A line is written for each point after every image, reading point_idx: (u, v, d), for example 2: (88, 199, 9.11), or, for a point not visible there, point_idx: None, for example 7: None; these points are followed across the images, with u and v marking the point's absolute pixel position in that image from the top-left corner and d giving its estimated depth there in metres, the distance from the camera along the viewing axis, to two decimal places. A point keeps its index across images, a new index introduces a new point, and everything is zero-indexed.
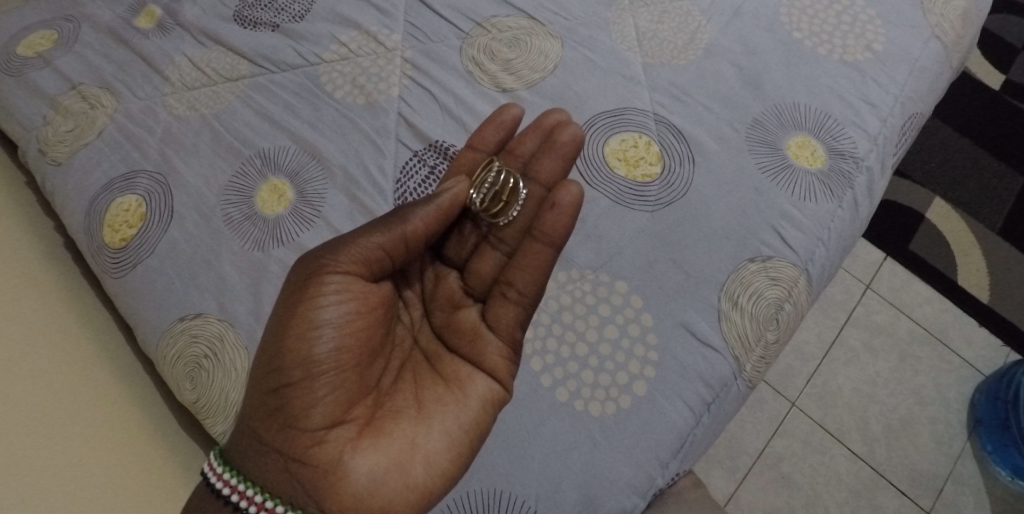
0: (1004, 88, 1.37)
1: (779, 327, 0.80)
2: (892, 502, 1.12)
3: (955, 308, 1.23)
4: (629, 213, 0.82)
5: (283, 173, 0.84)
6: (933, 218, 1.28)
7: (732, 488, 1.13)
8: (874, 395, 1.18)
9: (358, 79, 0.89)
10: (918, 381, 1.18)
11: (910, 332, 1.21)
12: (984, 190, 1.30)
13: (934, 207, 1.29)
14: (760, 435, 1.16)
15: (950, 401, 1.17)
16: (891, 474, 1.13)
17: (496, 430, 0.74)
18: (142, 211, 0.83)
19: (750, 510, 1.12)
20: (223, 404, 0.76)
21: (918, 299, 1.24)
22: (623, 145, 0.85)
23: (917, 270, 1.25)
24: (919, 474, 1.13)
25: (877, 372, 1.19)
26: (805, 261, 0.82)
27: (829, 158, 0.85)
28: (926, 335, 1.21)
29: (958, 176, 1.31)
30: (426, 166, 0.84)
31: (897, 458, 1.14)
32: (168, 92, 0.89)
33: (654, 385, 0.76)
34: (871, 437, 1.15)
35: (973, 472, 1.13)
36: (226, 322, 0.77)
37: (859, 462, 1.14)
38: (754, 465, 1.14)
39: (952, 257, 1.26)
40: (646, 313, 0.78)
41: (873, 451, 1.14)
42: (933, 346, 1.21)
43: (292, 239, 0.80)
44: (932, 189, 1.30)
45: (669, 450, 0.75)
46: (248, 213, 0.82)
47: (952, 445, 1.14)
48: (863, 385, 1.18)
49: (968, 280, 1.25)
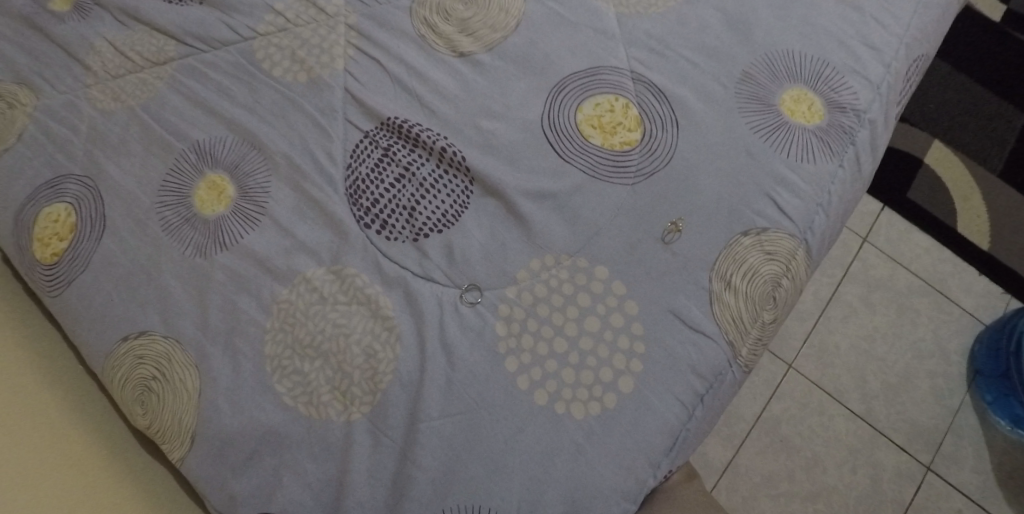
0: (1006, 19, 1.27)
1: (776, 306, 0.73)
2: (893, 459, 1.07)
3: (955, 257, 1.16)
4: (608, 187, 0.75)
5: (221, 166, 0.76)
6: (932, 163, 1.20)
7: (730, 455, 1.07)
8: (873, 352, 1.11)
9: (298, 52, 0.80)
10: (918, 334, 1.12)
11: (909, 284, 1.14)
12: (983, 131, 1.22)
13: (933, 150, 1.21)
14: (758, 400, 1.09)
15: (950, 352, 1.11)
16: (891, 431, 1.08)
17: (470, 441, 0.68)
18: (72, 221, 0.75)
19: (750, 477, 1.06)
20: (176, 428, 0.70)
21: (918, 249, 1.16)
22: (598, 109, 0.77)
23: (917, 218, 1.17)
24: (919, 430, 1.08)
25: (875, 327, 1.12)
26: (804, 230, 0.74)
27: (829, 112, 0.76)
28: (925, 287, 1.14)
29: (958, 116, 1.22)
30: (379, 148, 0.76)
31: (896, 415, 1.09)
32: (91, 83, 0.80)
33: (642, 380, 0.70)
34: (870, 395, 1.10)
35: (973, 424, 1.08)
36: (172, 339, 0.71)
37: (857, 421, 1.08)
38: (752, 430, 1.08)
39: (951, 203, 1.19)
40: (630, 300, 0.72)
41: (872, 409, 1.09)
42: (932, 297, 1.14)
43: (236, 241, 0.74)
44: (930, 130, 1.22)
45: (660, 450, 0.69)
46: (185, 214, 0.74)
47: (952, 398, 1.09)
48: (862, 341, 1.12)
49: (967, 228, 1.17)
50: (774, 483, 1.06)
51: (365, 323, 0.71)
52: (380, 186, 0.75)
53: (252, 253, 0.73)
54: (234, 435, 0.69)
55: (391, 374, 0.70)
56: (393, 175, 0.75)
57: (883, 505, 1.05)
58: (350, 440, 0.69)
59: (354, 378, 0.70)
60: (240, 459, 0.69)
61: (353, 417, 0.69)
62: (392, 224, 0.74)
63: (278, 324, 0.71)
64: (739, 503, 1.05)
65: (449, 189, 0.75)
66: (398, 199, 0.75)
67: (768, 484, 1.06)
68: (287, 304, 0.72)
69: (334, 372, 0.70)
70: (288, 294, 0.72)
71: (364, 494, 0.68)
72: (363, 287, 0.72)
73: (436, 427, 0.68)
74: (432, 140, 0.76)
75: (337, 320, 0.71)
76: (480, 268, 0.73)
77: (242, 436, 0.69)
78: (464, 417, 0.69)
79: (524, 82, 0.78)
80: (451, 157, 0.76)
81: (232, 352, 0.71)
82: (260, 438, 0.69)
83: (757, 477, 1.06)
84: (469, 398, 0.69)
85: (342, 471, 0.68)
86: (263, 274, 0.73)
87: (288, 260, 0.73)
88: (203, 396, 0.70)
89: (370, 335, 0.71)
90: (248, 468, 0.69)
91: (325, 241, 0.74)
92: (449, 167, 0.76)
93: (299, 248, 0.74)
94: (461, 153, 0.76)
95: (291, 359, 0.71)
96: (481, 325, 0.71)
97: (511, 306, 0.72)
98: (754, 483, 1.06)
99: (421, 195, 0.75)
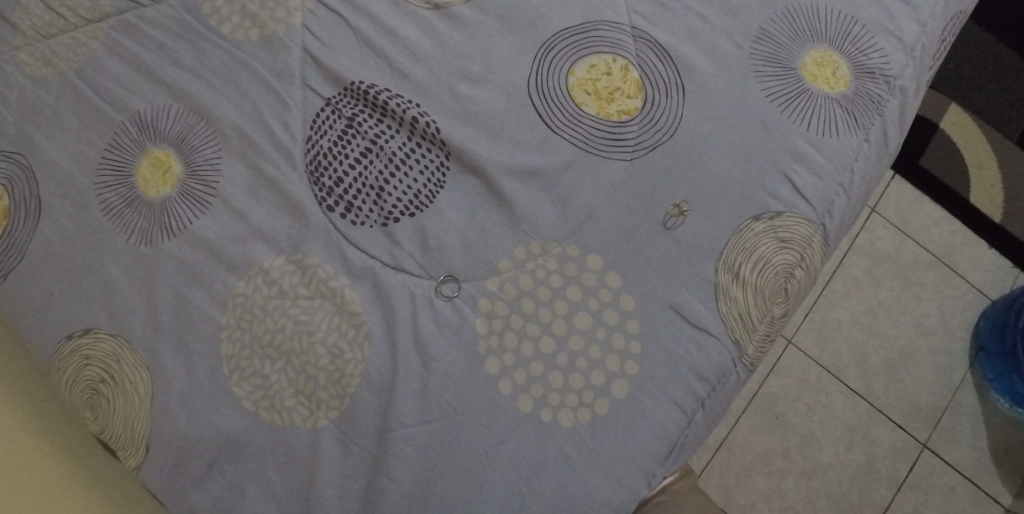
0: None
1: (787, 299, 0.66)
2: (889, 437, 1.01)
3: (965, 229, 1.08)
4: (603, 163, 0.67)
5: (165, 140, 0.68)
6: (948, 128, 1.10)
7: (724, 432, 1.01)
8: (876, 327, 1.04)
9: (250, 6, 0.70)
10: (923, 309, 1.05)
11: (916, 257, 1.06)
12: (1007, 93, 1.11)
13: (949, 113, 1.10)
14: (755, 375, 1.03)
15: (954, 328, 1.05)
16: (889, 408, 1.02)
17: (447, 452, 0.62)
18: (5, 206, 0.68)
19: (744, 454, 1.00)
20: (129, 435, 0.64)
21: (927, 220, 1.08)
22: (593, 72, 0.68)
23: (929, 187, 1.08)
24: (917, 407, 1.02)
25: (879, 302, 1.05)
26: (821, 214, 0.67)
27: (856, 77, 0.68)
28: (932, 260, 1.07)
29: (977, 77, 1.11)
30: (343, 118, 0.68)
31: (895, 391, 1.03)
32: (20, 45, 0.71)
33: (638, 384, 0.63)
34: (870, 372, 1.03)
35: (972, 402, 1.03)
36: (119, 337, 0.65)
37: (855, 398, 1.02)
38: (748, 407, 1.02)
39: (965, 170, 1.09)
40: (626, 294, 0.64)
41: (870, 386, 1.03)
42: (939, 270, 1.06)
43: (185, 226, 0.66)
44: (947, 92, 1.11)
45: (656, 459, 0.63)
46: (128, 197, 0.67)
47: (953, 375, 1.03)
48: (863, 316, 1.05)
49: (981, 198, 1.08)
50: (767, 461, 1.00)
51: (330, 320, 0.64)
52: (344, 162, 0.67)
53: (202, 241, 0.66)
54: (194, 443, 0.63)
55: (359, 377, 0.63)
56: (359, 149, 0.67)
57: (876, 483, 1.00)
58: (318, 449, 0.63)
59: (320, 381, 0.64)
60: (201, 468, 0.63)
61: (320, 423, 0.63)
62: (358, 206, 0.66)
63: (234, 320, 0.64)
64: (731, 481, 1.00)
65: (422, 165, 0.67)
66: (365, 177, 0.67)
67: (761, 461, 1.00)
68: (243, 299, 0.65)
69: (298, 375, 0.64)
70: (244, 288, 0.65)
71: (333, 506, 0.62)
72: (327, 279, 0.65)
73: (410, 435, 0.62)
74: (403, 109, 0.68)
75: (298, 316, 0.64)
76: (458, 256, 0.66)
77: (199, 444, 0.63)
78: (441, 425, 0.62)
79: (507, 40, 0.69)
80: (424, 128, 0.67)
81: (186, 352, 0.64)
82: (220, 446, 0.63)
83: (751, 455, 1.00)
84: (446, 404, 0.63)
85: (310, 482, 0.62)
86: (215, 264, 0.66)
87: (242, 249, 0.66)
88: (155, 400, 0.64)
89: (335, 333, 0.64)
90: (209, 478, 0.63)
91: (283, 226, 0.66)
92: (421, 139, 0.68)
93: (254, 235, 0.66)
94: (435, 124, 0.67)
95: (250, 360, 0.64)
96: (458, 321, 0.64)
97: (493, 300, 0.65)
98: (746, 460, 1.00)
99: (391, 172, 0.67)
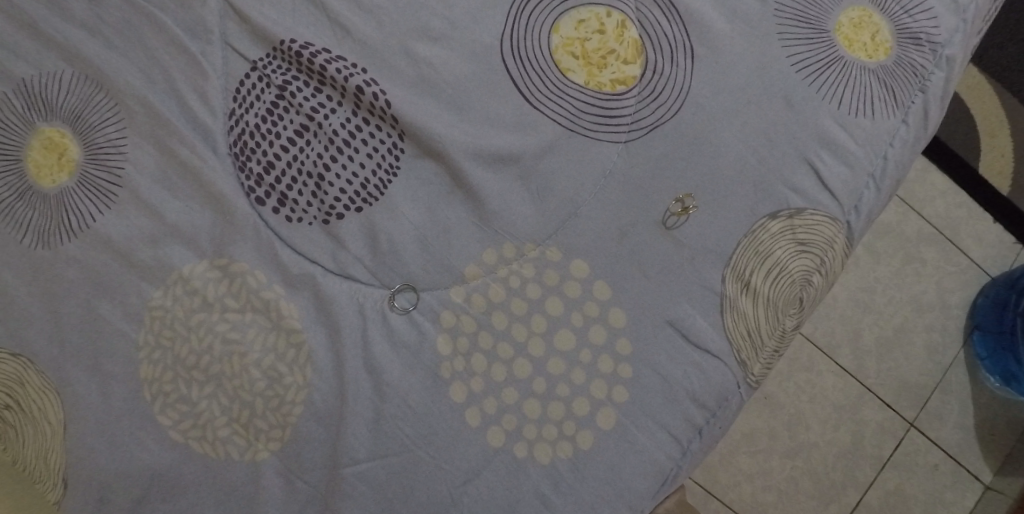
0: None
1: (801, 310, 0.57)
2: (877, 417, 0.94)
3: (971, 200, 0.98)
4: (591, 146, 0.55)
5: (58, 117, 0.56)
6: (962, 90, 0.99)
7: None
8: (873, 303, 0.96)
9: None
10: (920, 286, 0.96)
11: (918, 230, 0.97)
12: None
13: (965, 74, 0.99)
14: None
15: (950, 305, 0.97)
16: (879, 388, 0.95)
17: (404, 492, 0.53)
18: None
19: (729, 432, 0.93)
20: (42, 470, 0.56)
21: (932, 190, 0.98)
22: (581, 30, 0.56)
23: (937, 155, 0.98)
24: (907, 386, 0.95)
25: (877, 277, 0.96)
26: (847, 210, 0.56)
27: (898, 42, 0.56)
28: (934, 234, 0.97)
29: (999, 34, 0.99)
30: (273, 87, 0.56)
31: (886, 372, 0.95)
32: None
33: (626, 412, 0.54)
34: (863, 350, 0.95)
35: (962, 381, 0.96)
36: (22, 359, 0.55)
37: (849, 378, 0.94)
38: None
39: (975, 136, 0.99)
40: (616, 308, 0.54)
41: (862, 366, 0.95)
42: (940, 244, 0.97)
43: (87, 224, 0.55)
44: None
45: (645, 497, 0.54)
46: (18, 188, 0.56)
47: (945, 354, 0.96)
48: (860, 292, 0.96)
49: (989, 169, 0.99)
50: (754, 440, 0.93)
51: (264, 338, 0.55)
52: (275, 143, 0.55)
53: (108, 242, 0.55)
54: (110, 482, 0.54)
55: (301, 406, 0.54)
56: (294, 126, 0.55)
57: (861, 463, 0.93)
58: (257, 486, 0.54)
59: (256, 409, 0.54)
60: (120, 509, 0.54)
61: (259, 456, 0.54)
62: (293, 199, 0.55)
63: (152, 338, 0.54)
64: (715, 461, 0.92)
65: (371, 146, 0.55)
66: (302, 163, 0.55)
67: (748, 440, 0.93)
68: (161, 312, 0.55)
69: (230, 402, 0.54)
70: (161, 299, 0.55)
71: None
72: (258, 290, 0.55)
73: (364, 473, 0.53)
74: (345, 76, 0.55)
75: (227, 333, 0.54)
76: (414, 261, 0.55)
77: (112, 485, 0.54)
78: (397, 460, 0.54)
79: None
80: (372, 101, 0.55)
81: (97, 376, 0.55)
82: (138, 487, 0.54)
83: (737, 434, 0.93)
84: (404, 436, 0.54)
85: None
86: (126, 270, 0.55)
87: (157, 252, 0.55)
88: (62, 431, 0.55)
89: (270, 354, 0.54)
90: None
91: (203, 224, 0.55)
92: (369, 115, 0.55)
93: (170, 235, 0.55)
94: (385, 96, 0.55)
95: (174, 385, 0.54)
96: (417, 339, 0.55)
97: (458, 314, 0.55)
98: (733, 438, 0.93)
99: (333, 157, 0.55)
